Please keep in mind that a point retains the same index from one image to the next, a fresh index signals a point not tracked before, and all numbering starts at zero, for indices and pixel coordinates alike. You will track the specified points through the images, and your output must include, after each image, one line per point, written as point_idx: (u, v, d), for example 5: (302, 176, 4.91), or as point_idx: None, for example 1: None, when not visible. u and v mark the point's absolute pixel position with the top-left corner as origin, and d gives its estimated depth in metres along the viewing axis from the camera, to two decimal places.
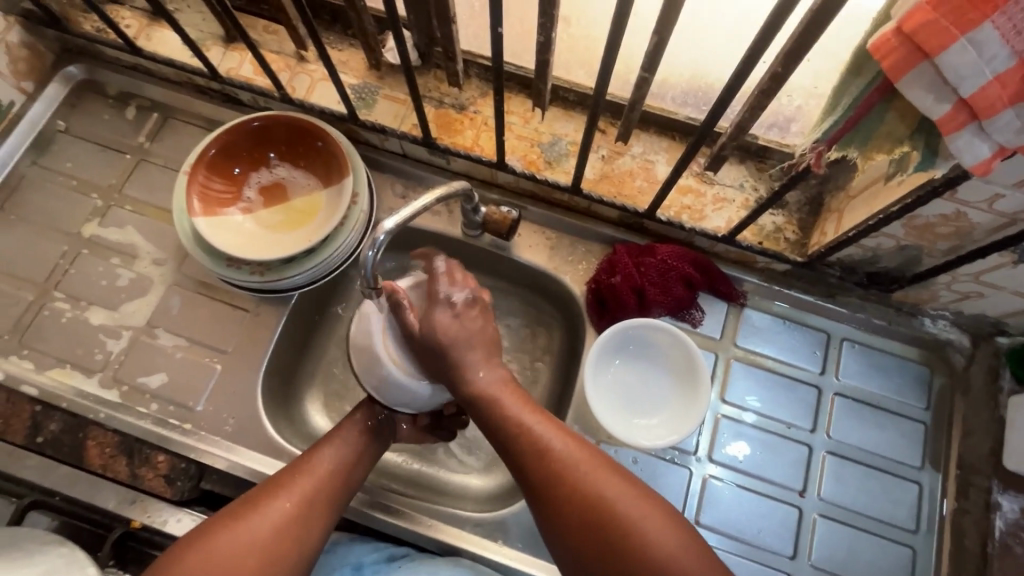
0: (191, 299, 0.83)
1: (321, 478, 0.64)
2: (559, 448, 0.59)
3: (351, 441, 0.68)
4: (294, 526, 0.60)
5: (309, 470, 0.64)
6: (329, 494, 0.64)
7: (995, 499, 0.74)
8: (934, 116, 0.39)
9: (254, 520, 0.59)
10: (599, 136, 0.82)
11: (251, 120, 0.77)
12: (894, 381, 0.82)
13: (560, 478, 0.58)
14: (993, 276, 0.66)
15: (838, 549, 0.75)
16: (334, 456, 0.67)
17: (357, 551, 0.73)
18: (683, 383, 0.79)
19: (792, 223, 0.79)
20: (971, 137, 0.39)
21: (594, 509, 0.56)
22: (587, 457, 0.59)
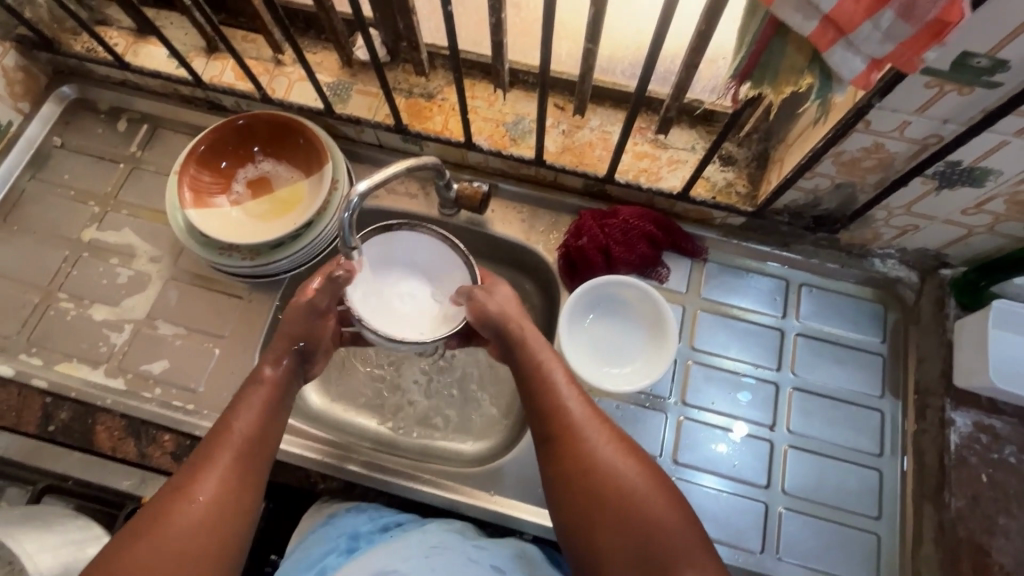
0: (187, 290, 0.88)
1: (235, 450, 0.64)
2: (575, 409, 0.67)
3: (255, 399, 0.68)
4: (222, 503, 0.61)
5: (224, 446, 0.64)
6: (245, 462, 0.65)
7: (948, 416, 0.78)
8: (807, 33, 0.45)
9: (178, 517, 0.59)
10: (558, 113, 0.89)
11: (234, 118, 0.83)
12: (851, 319, 0.87)
13: (572, 432, 0.66)
14: (922, 206, 0.72)
15: (809, 476, 0.79)
16: (247, 420, 0.66)
17: (353, 521, 0.75)
18: (653, 333, 0.84)
19: (742, 178, 0.85)
20: (843, 51, 0.46)
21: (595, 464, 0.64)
22: (597, 420, 0.67)
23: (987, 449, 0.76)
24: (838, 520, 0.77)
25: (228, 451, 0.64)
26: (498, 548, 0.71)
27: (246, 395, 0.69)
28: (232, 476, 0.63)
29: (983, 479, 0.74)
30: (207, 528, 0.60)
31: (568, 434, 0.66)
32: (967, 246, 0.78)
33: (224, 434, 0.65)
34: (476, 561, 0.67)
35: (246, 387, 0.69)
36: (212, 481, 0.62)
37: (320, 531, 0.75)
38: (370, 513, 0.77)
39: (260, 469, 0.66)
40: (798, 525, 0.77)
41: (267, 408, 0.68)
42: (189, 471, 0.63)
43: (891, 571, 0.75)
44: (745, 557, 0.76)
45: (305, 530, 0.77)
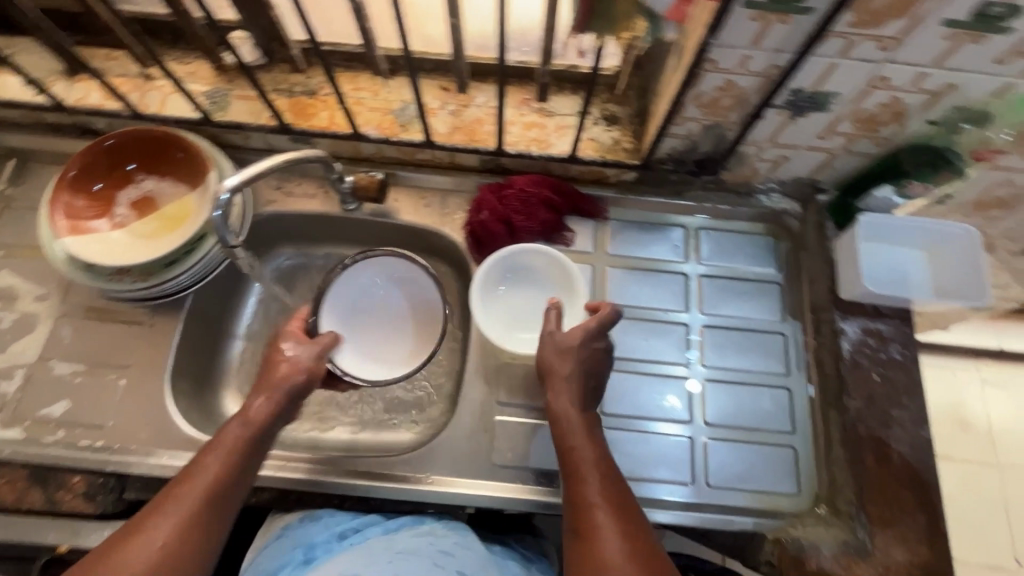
0: (81, 325, 0.83)
1: (197, 486, 0.61)
2: (585, 455, 0.68)
3: (238, 440, 0.65)
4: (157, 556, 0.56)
5: (191, 481, 0.61)
6: (199, 503, 0.60)
7: (839, 326, 0.85)
8: None
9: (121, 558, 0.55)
10: (444, 94, 0.90)
11: (102, 139, 0.80)
12: (748, 253, 0.93)
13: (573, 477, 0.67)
14: (785, 136, 0.78)
15: (728, 404, 0.84)
16: (223, 460, 0.63)
17: (311, 530, 0.75)
18: (564, 297, 0.85)
19: (627, 135, 0.89)
20: None
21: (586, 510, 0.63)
22: (602, 466, 0.67)
23: (876, 350, 0.83)
24: (757, 441, 0.82)
25: (190, 492, 0.60)
26: (465, 552, 0.70)
27: (224, 437, 0.65)
28: (188, 521, 0.59)
29: (875, 378, 0.81)
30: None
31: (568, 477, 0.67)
32: (833, 169, 0.84)
33: (190, 471, 0.62)
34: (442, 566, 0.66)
35: (228, 425, 0.67)
36: (166, 525, 0.58)
37: (276, 545, 0.74)
38: (331, 520, 0.77)
39: (221, 511, 0.61)
40: (722, 451, 0.81)
41: (240, 450, 0.65)
42: (149, 510, 0.59)
43: (810, 479, 0.79)
44: (677, 489, 0.79)
45: (261, 546, 0.76)
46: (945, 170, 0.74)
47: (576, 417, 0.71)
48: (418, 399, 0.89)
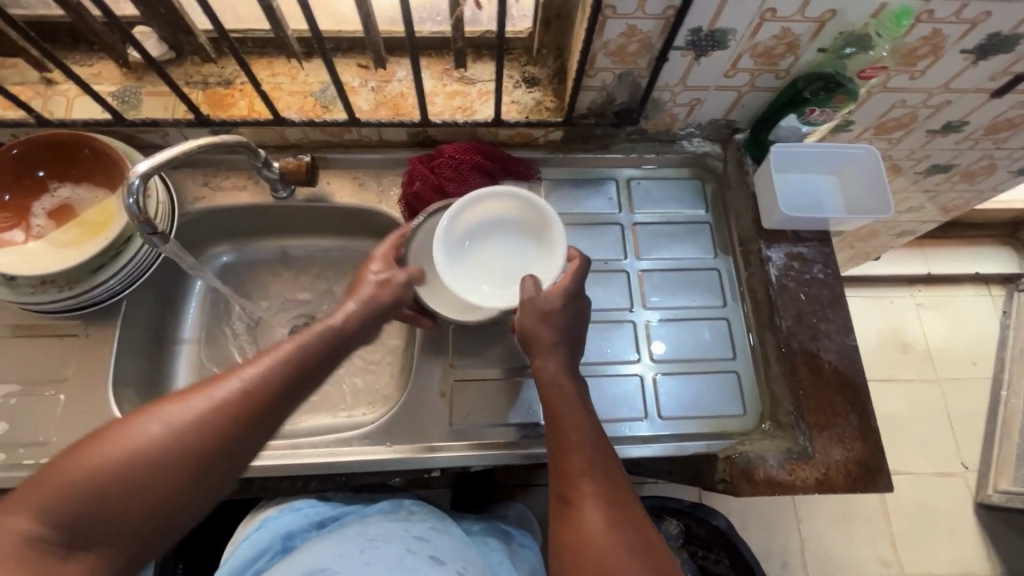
0: (11, 344, 0.80)
1: (274, 379, 0.59)
2: (573, 423, 0.70)
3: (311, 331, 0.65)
4: (217, 430, 0.54)
5: (271, 364, 0.59)
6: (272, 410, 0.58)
7: (766, 254, 0.89)
8: None
9: (193, 406, 0.54)
10: (364, 72, 0.90)
11: (7, 147, 0.76)
12: (677, 199, 0.97)
13: (562, 444, 0.68)
14: (693, 77, 0.81)
15: (672, 340, 0.88)
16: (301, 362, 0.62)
17: (287, 520, 0.76)
18: (524, 229, 0.84)
19: (549, 95, 0.91)
20: None
21: (570, 478, 0.65)
22: (596, 440, 0.69)
23: (800, 272, 0.87)
24: (703, 370, 0.87)
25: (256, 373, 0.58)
26: (437, 537, 0.72)
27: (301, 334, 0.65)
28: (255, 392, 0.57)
29: (802, 297, 0.86)
30: (207, 432, 0.53)
31: (558, 444, 0.69)
32: (744, 107, 0.89)
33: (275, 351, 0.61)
34: (412, 550, 0.67)
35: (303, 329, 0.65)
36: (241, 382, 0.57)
37: (253, 536, 0.75)
38: (306, 508, 0.78)
39: (288, 400, 0.59)
40: (671, 384, 0.85)
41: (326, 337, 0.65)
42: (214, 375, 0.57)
43: (754, 399, 0.85)
44: (632, 425, 0.83)
45: (241, 537, 0.77)
46: (839, 92, 0.78)
47: (568, 391, 0.72)
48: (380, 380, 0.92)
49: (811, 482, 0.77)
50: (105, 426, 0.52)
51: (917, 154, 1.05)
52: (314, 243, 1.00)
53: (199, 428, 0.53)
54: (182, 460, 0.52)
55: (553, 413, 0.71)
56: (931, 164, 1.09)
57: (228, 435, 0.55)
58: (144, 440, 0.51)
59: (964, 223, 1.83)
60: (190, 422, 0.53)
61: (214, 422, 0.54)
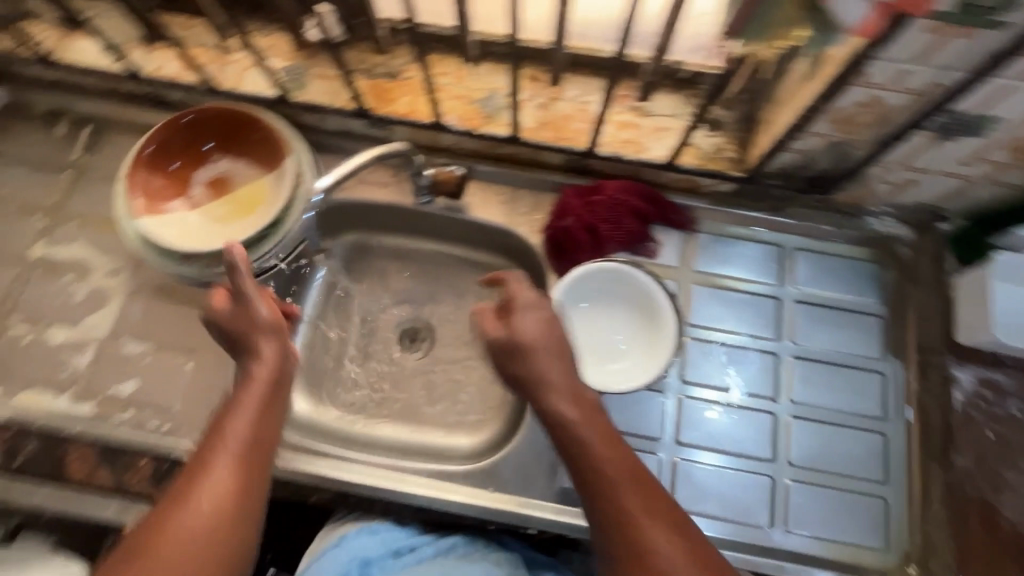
0: (151, 303, 0.82)
1: (257, 434, 0.59)
2: (607, 461, 0.58)
3: (256, 381, 0.61)
4: (247, 490, 0.56)
5: (234, 424, 0.58)
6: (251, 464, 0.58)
7: (953, 374, 0.79)
8: None
9: (211, 478, 0.55)
10: (533, 85, 0.83)
11: (180, 114, 0.77)
12: (847, 282, 0.85)
13: (596, 481, 0.57)
14: (919, 159, 0.69)
15: (814, 446, 0.78)
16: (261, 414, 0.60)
17: (363, 543, 0.75)
18: (590, 296, 0.79)
19: (730, 143, 0.82)
20: None
21: (626, 518, 0.55)
22: (607, 441, 0.59)
23: (991, 404, 0.79)
24: (844, 489, 0.76)
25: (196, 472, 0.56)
26: None
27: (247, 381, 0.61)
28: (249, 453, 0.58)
29: (989, 433, 0.76)
30: (230, 498, 0.55)
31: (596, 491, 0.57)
32: (965, 198, 0.76)
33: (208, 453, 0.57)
34: None
35: (239, 382, 0.61)
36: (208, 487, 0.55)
37: (332, 554, 0.75)
38: (382, 531, 0.77)
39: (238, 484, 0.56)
40: (806, 496, 0.76)
41: (267, 377, 0.61)
42: (187, 472, 0.56)
43: (900, 536, 0.74)
44: (753, 533, 0.74)
45: (317, 550, 0.77)
46: None
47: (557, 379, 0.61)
48: (485, 410, 0.86)
49: None
50: (133, 543, 0.52)
51: None
52: (435, 252, 0.93)
53: (207, 529, 0.53)
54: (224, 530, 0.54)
55: (562, 431, 0.60)
56: None
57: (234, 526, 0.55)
58: (189, 524, 0.53)
59: None
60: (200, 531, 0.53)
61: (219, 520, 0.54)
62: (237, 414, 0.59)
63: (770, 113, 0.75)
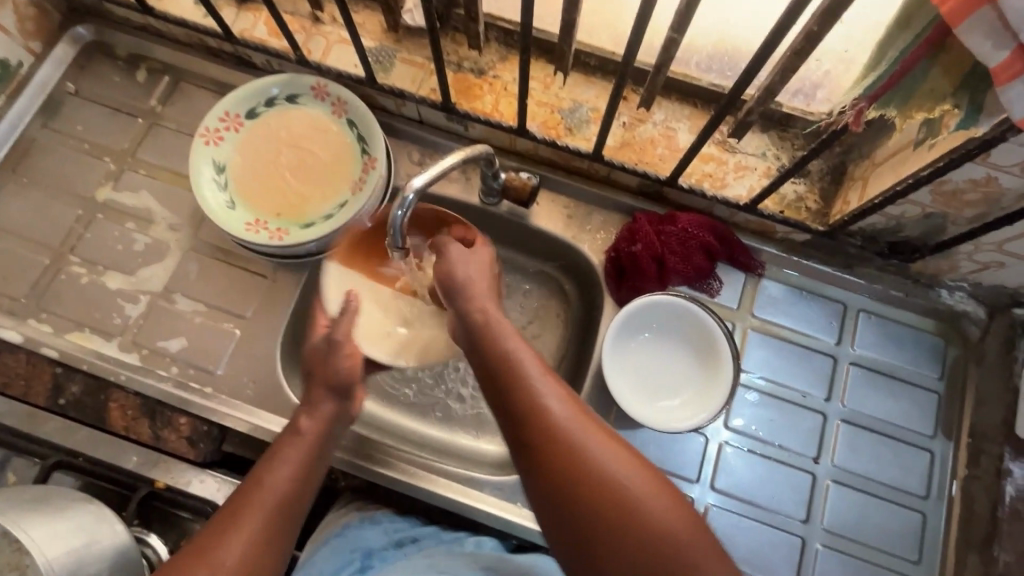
0: (207, 264, 0.82)
1: (284, 486, 0.57)
2: (539, 379, 0.55)
3: (328, 356, 0.68)
4: (264, 544, 0.53)
5: (262, 483, 0.57)
6: (289, 503, 0.57)
7: (1006, 466, 0.74)
8: (990, 65, 0.41)
9: (237, 525, 0.53)
10: (620, 103, 0.81)
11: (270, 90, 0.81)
12: (907, 352, 0.82)
13: (559, 449, 0.50)
14: (1016, 245, 0.66)
15: (849, 514, 0.76)
16: (298, 473, 0.59)
17: (367, 534, 0.73)
18: (635, 333, 0.79)
19: (814, 193, 0.79)
20: (1023, 88, 0.41)
21: (597, 476, 0.49)
22: (580, 413, 0.53)
23: None
24: (875, 563, 0.75)
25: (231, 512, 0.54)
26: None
27: (282, 448, 0.61)
28: (277, 504, 0.56)
29: None
30: (263, 546, 0.53)
31: (560, 455, 0.50)
32: None
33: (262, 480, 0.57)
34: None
35: (281, 442, 0.62)
36: (250, 523, 0.53)
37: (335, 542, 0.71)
38: (386, 524, 0.75)
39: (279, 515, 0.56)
40: (833, 562, 0.75)
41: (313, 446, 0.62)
42: (227, 505, 0.55)
43: None
44: None
45: (315, 544, 0.72)
46: None
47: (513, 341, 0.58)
48: None
49: None
50: None
51: None
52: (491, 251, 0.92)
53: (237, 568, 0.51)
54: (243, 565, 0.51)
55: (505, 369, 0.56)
56: None
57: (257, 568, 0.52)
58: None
59: None
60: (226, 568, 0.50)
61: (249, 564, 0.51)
62: (290, 447, 0.62)
63: (862, 172, 0.73)
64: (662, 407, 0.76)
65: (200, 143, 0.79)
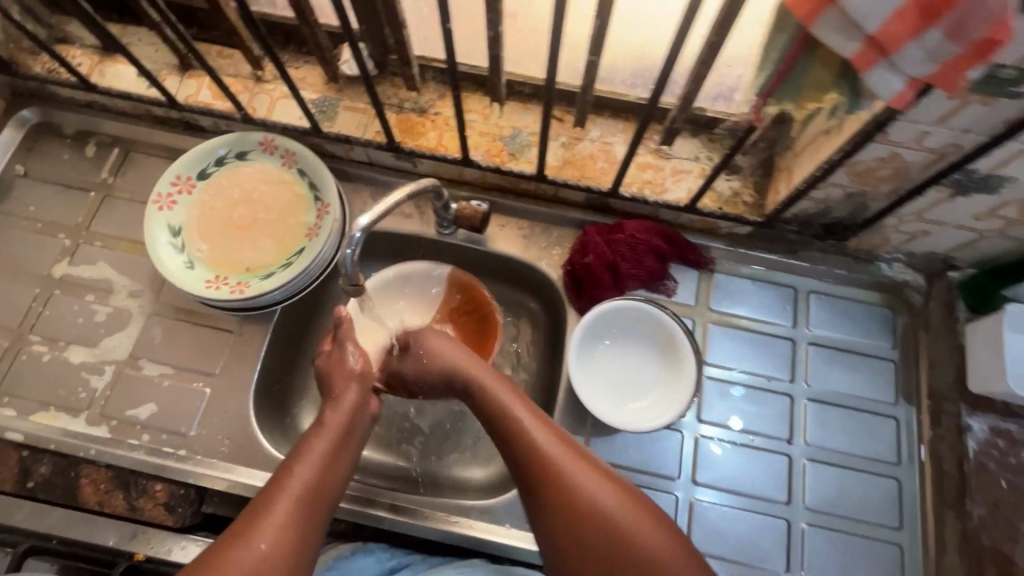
0: (171, 326, 0.82)
1: (311, 484, 0.61)
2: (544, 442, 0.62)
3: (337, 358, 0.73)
4: (296, 532, 0.58)
5: (278, 506, 0.58)
6: (308, 512, 0.60)
7: (965, 421, 0.78)
8: (850, 56, 0.46)
9: (234, 559, 0.54)
10: (557, 125, 0.85)
11: (218, 150, 0.83)
12: (860, 325, 0.86)
13: (556, 481, 0.60)
14: (935, 212, 0.71)
15: (829, 488, 0.78)
16: (323, 480, 0.62)
17: (360, 564, 0.74)
18: (591, 346, 0.80)
19: (748, 187, 0.83)
20: (883, 71, 0.46)
21: (583, 507, 0.58)
22: (574, 454, 0.62)
23: (1004, 454, 0.76)
24: (859, 534, 0.76)
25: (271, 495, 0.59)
26: None
27: (314, 436, 0.66)
28: (291, 519, 0.58)
29: (1003, 484, 0.74)
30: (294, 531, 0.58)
31: (547, 477, 0.60)
32: (976, 249, 0.77)
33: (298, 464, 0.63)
34: None
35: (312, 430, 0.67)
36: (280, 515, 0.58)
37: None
38: (378, 553, 0.76)
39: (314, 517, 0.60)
40: (820, 540, 0.76)
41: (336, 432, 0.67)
42: (259, 497, 0.60)
43: None
44: None
45: None
46: None
47: (501, 387, 0.68)
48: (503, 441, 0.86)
49: None
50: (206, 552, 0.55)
51: None
52: None
53: (266, 550, 0.55)
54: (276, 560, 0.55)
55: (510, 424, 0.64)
56: None
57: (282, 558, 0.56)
58: (242, 562, 0.54)
59: None
60: (257, 556, 0.55)
61: (274, 554, 0.55)
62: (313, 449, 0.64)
63: (786, 164, 0.77)
64: (635, 409, 0.78)
65: (153, 209, 0.80)
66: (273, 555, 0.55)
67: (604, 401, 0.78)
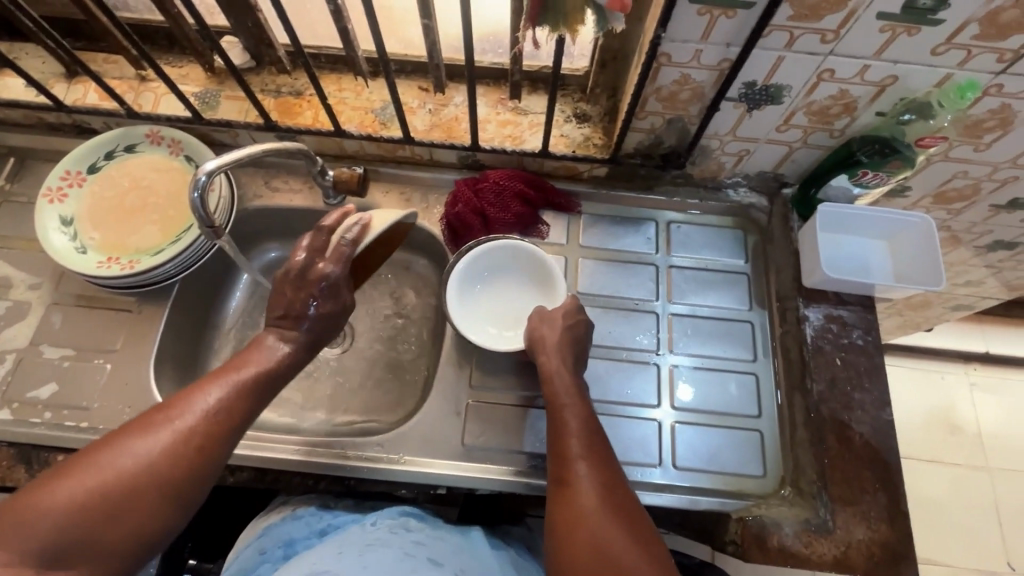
0: (71, 312, 0.87)
1: (212, 410, 0.63)
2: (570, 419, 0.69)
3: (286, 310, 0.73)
4: (179, 453, 0.59)
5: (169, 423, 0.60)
6: (209, 435, 0.61)
7: (803, 313, 0.87)
8: None
9: (114, 458, 0.56)
10: (422, 95, 0.95)
11: (106, 146, 0.89)
12: (716, 245, 0.95)
13: (566, 456, 0.66)
14: (744, 129, 0.81)
15: (695, 389, 0.86)
16: (223, 412, 0.63)
17: (290, 527, 0.73)
18: (474, 278, 0.88)
19: (598, 131, 0.93)
20: None
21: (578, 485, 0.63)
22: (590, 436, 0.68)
23: (839, 336, 0.85)
24: (725, 425, 0.84)
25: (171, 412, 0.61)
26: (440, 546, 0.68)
27: (235, 367, 0.68)
28: (189, 438, 0.60)
29: (837, 362, 0.83)
30: (176, 455, 0.59)
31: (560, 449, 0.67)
32: (794, 162, 0.88)
33: (209, 389, 0.64)
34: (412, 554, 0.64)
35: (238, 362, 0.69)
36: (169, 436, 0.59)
37: (255, 543, 0.73)
38: (310, 516, 0.75)
39: (209, 453, 0.61)
40: (690, 435, 0.83)
41: (267, 373, 0.69)
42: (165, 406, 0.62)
43: (776, 464, 0.82)
44: (646, 471, 0.81)
45: (245, 537, 0.75)
46: (894, 159, 0.77)
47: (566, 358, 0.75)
48: (404, 389, 0.93)
49: (828, 559, 0.74)
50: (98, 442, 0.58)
51: (979, 228, 1.00)
52: None
53: (141, 465, 0.57)
54: (145, 480, 0.56)
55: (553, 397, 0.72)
56: (993, 240, 1.04)
57: (150, 479, 0.57)
58: (115, 465, 0.56)
59: (1014, 304, 1.71)
60: (130, 468, 0.56)
61: (144, 469, 0.57)
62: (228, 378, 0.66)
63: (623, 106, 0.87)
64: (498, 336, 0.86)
65: (43, 202, 0.85)
66: (144, 471, 0.57)
67: (479, 326, 0.86)
